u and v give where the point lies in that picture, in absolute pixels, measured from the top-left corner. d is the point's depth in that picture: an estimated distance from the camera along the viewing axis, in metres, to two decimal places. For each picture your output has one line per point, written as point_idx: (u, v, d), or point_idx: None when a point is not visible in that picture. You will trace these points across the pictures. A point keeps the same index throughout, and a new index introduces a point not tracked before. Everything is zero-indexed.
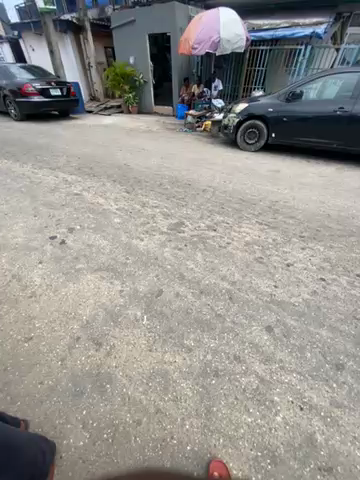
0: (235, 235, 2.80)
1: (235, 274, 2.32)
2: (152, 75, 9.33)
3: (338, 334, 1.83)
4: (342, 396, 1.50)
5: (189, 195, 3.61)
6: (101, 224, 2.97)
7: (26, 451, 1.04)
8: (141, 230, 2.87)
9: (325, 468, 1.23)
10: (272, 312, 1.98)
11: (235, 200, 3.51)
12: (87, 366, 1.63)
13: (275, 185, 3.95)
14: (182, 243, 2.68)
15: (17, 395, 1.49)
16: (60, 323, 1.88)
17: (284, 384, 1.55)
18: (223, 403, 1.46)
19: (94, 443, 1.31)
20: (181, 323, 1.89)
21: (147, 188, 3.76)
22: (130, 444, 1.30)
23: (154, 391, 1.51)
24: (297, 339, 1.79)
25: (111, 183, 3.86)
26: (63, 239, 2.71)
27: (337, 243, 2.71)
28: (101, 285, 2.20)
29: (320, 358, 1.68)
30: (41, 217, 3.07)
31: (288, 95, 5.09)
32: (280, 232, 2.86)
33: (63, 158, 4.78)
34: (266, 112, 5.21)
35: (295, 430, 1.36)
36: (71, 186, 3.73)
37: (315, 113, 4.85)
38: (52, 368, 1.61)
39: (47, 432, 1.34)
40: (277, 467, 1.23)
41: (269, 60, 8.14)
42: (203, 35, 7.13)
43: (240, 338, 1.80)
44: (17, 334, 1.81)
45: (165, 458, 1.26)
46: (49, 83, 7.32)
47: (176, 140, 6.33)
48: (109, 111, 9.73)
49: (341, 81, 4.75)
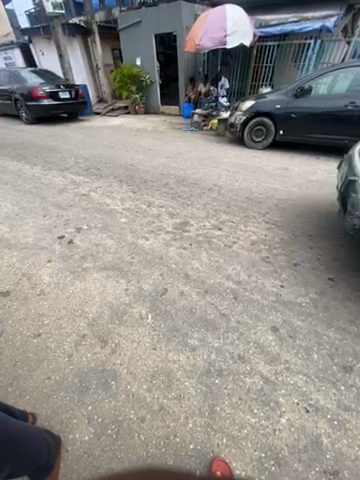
0: (240, 235, 2.77)
1: (240, 273, 2.30)
2: (158, 76, 9.37)
3: (347, 336, 1.78)
4: (350, 399, 1.46)
5: (195, 194, 3.60)
6: (107, 223, 3.02)
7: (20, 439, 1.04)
8: (147, 230, 2.89)
9: (331, 471, 1.20)
10: (278, 312, 1.95)
11: (241, 199, 3.47)
12: (93, 363, 1.66)
13: (283, 184, 3.86)
14: (187, 242, 2.69)
15: (25, 389, 1.54)
16: (67, 320, 1.93)
17: (289, 385, 1.52)
18: (227, 402, 1.46)
19: (99, 438, 1.33)
20: (185, 322, 1.90)
21: (153, 188, 3.78)
22: (133, 441, 1.32)
23: (157, 389, 1.53)
24: (303, 340, 1.76)
25: (118, 183, 3.92)
26: (71, 239, 2.77)
27: (347, 243, 2.63)
28: (107, 284, 2.23)
29: (328, 360, 1.64)
30: (50, 217, 3.16)
31: (296, 91, 4.98)
32: (287, 231, 2.81)
33: (71, 159, 4.87)
34: (274, 109, 5.13)
35: (300, 432, 1.34)
36: (79, 187, 3.82)
37: (324, 109, 4.73)
38: (59, 364, 1.66)
39: (54, 425, 1.39)
40: (281, 469, 1.21)
41: (277, 55, 7.97)
42: (210, 34, 7.10)
43: (245, 338, 1.78)
44: (26, 330, 1.87)
45: (168, 456, 1.27)
46: (58, 87, 7.49)
47: (182, 139, 6.33)
48: (116, 111, 9.83)
49: (352, 76, 4.60)
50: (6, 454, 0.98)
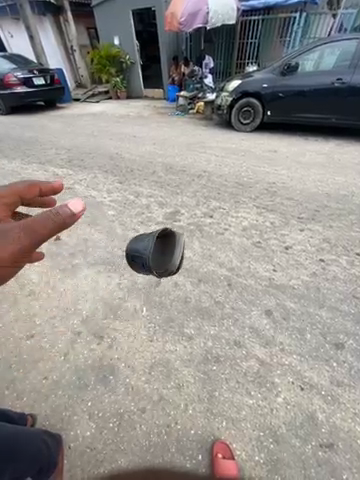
0: (232, 221, 2.74)
1: (233, 260, 2.29)
2: (139, 55, 8.80)
3: (337, 314, 1.83)
4: (342, 374, 1.51)
5: (184, 182, 3.50)
6: (95, 217, 2.91)
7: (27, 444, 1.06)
8: (137, 221, 2.81)
9: (326, 444, 1.26)
10: (271, 296, 1.97)
11: (231, 184, 3.42)
12: (90, 359, 1.65)
13: (272, 166, 3.82)
14: (179, 232, 2.64)
15: (22, 391, 1.52)
16: (60, 319, 1.89)
17: (285, 366, 1.56)
18: (225, 387, 1.49)
19: (101, 433, 1.34)
20: (180, 312, 1.89)
21: (141, 177, 3.66)
22: (135, 432, 1.34)
23: (156, 380, 1.53)
24: (297, 322, 1.79)
25: (103, 174, 3.76)
26: (58, 235, 2.68)
27: (336, 223, 2.65)
28: (99, 280, 2.18)
29: (320, 339, 1.69)
30: (34, 213, 3.02)
31: (283, 68, 4.81)
32: (278, 214, 2.81)
33: (52, 151, 4.63)
34: (261, 88, 4.94)
35: (296, 409, 1.39)
36: (62, 180, 3.64)
37: (312, 87, 4.62)
38: (55, 363, 1.63)
39: (54, 424, 1.38)
40: (279, 446, 1.27)
41: (263, 31, 7.60)
42: (192, 9, 6.62)
43: (240, 323, 1.81)
44: (18, 332, 1.82)
45: (171, 443, 1.30)
46: (31, 72, 6.98)
47: (168, 125, 6.09)
48: (97, 98, 9.31)
49: (338, 51, 4.47)
50: (8, 454, 0.99)
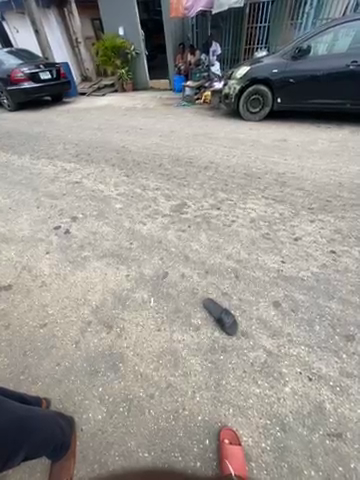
0: (240, 213, 2.70)
1: (241, 252, 2.27)
2: (144, 45, 8.62)
3: (348, 306, 1.80)
4: (352, 366, 1.49)
5: (191, 174, 3.46)
6: (103, 210, 2.95)
7: (44, 426, 1.12)
8: (144, 214, 2.82)
9: (334, 433, 1.26)
10: (279, 288, 1.95)
11: (239, 175, 3.35)
12: (100, 347, 1.70)
13: (282, 156, 3.71)
14: (186, 224, 2.63)
15: (37, 376, 1.59)
16: (71, 309, 1.95)
17: (292, 357, 1.56)
18: (232, 376, 1.51)
19: (111, 416, 1.40)
20: (206, 310, 1.85)
21: (147, 170, 3.64)
22: (144, 416, 1.38)
23: (164, 368, 1.57)
24: (305, 313, 1.78)
25: (110, 168, 3.77)
26: (68, 228, 2.74)
27: (349, 214, 2.56)
28: (107, 271, 2.22)
29: (330, 330, 1.67)
30: (44, 207, 3.09)
31: (294, 52, 4.58)
32: (287, 205, 2.73)
33: (59, 146, 4.67)
34: (270, 74, 4.73)
35: (303, 399, 1.39)
36: (71, 174, 3.69)
37: (325, 71, 4.40)
38: (67, 351, 1.70)
39: (67, 407, 1.45)
40: (286, 434, 1.28)
41: (273, 13, 7.25)
42: None
43: (247, 314, 1.80)
44: (32, 321, 1.90)
45: (178, 428, 1.33)
46: (38, 66, 6.99)
47: (174, 116, 5.99)
48: (103, 91, 9.25)
49: (354, 32, 4.21)
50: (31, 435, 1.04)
